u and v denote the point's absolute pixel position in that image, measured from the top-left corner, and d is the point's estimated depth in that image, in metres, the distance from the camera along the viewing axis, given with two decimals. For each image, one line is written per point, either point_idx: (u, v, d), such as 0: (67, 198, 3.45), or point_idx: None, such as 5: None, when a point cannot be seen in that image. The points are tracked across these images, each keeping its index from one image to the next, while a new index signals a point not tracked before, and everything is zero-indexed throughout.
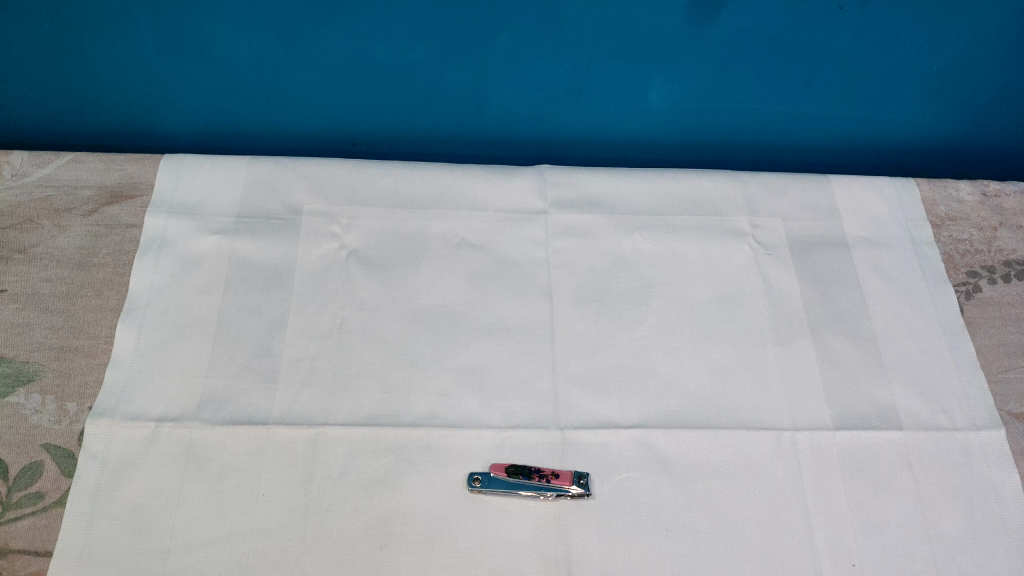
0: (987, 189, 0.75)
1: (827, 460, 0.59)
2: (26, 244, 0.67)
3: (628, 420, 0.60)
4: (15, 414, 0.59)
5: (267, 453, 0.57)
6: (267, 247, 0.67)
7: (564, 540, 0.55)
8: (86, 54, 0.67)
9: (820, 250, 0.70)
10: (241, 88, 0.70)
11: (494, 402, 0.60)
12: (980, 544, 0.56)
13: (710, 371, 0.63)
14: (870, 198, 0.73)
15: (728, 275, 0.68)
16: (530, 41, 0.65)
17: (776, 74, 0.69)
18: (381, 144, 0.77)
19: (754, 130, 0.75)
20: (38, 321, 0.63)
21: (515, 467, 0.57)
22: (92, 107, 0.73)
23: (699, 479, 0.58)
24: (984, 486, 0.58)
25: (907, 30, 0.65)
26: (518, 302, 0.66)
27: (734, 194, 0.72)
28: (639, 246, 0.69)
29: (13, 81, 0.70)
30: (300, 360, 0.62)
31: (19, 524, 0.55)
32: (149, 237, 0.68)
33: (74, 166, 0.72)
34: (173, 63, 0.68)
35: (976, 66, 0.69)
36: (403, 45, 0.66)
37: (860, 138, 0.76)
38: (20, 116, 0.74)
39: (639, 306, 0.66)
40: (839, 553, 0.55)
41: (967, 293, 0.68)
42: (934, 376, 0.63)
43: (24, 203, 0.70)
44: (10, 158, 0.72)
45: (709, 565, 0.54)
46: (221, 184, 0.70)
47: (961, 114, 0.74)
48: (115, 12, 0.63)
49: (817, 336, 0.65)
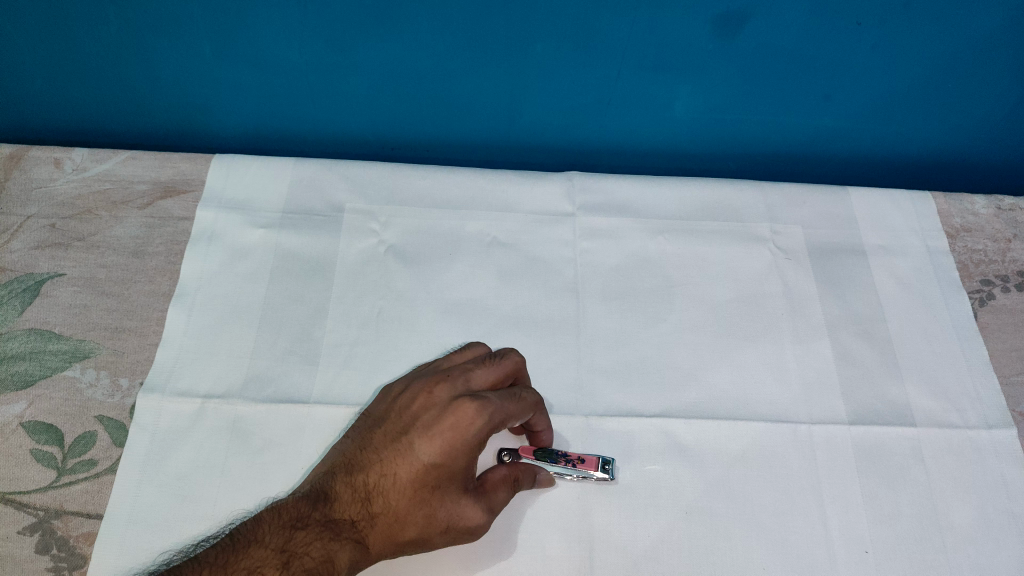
0: (1002, 203, 0.77)
1: (843, 453, 0.61)
2: (85, 233, 0.72)
3: (650, 410, 0.63)
4: (71, 387, 0.63)
5: (306, 430, 0.61)
6: (311, 240, 0.71)
7: (586, 518, 0.57)
8: (147, 57, 0.72)
9: (839, 256, 0.72)
10: (289, 93, 0.75)
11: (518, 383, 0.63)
12: (991, 537, 0.58)
13: (731, 368, 0.65)
14: (888, 210, 0.75)
15: (749, 278, 0.71)
16: (562, 51, 0.69)
17: (798, 88, 0.72)
18: (418, 149, 0.82)
19: (775, 141, 0.79)
20: (95, 303, 0.67)
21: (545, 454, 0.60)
22: (150, 108, 0.77)
23: (717, 467, 0.60)
24: (995, 481, 0.60)
25: (924, 48, 0.68)
26: (548, 298, 0.69)
27: (756, 202, 0.75)
28: (664, 248, 0.72)
29: (78, 82, 0.75)
30: (340, 345, 0.65)
31: (73, 489, 0.58)
32: (200, 229, 0.72)
33: (131, 162, 0.76)
34: (227, 67, 0.72)
35: (990, 83, 0.72)
36: (443, 54, 0.70)
37: (878, 150, 0.79)
38: (82, 115, 0.79)
39: (662, 304, 0.69)
40: (853, 540, 0.57)
41: (980, 299, 0.71)
42: (949, 377, 0.66)
43: (83, 195, 0.74)
44: (72, 155, 0.76)
45: (726, 547, 0.57)
46: (268, 182, 0.75)
47: (976, 128, 0.77)
48: (177, 19, 0.68)
49: (834, 336, 0.68)
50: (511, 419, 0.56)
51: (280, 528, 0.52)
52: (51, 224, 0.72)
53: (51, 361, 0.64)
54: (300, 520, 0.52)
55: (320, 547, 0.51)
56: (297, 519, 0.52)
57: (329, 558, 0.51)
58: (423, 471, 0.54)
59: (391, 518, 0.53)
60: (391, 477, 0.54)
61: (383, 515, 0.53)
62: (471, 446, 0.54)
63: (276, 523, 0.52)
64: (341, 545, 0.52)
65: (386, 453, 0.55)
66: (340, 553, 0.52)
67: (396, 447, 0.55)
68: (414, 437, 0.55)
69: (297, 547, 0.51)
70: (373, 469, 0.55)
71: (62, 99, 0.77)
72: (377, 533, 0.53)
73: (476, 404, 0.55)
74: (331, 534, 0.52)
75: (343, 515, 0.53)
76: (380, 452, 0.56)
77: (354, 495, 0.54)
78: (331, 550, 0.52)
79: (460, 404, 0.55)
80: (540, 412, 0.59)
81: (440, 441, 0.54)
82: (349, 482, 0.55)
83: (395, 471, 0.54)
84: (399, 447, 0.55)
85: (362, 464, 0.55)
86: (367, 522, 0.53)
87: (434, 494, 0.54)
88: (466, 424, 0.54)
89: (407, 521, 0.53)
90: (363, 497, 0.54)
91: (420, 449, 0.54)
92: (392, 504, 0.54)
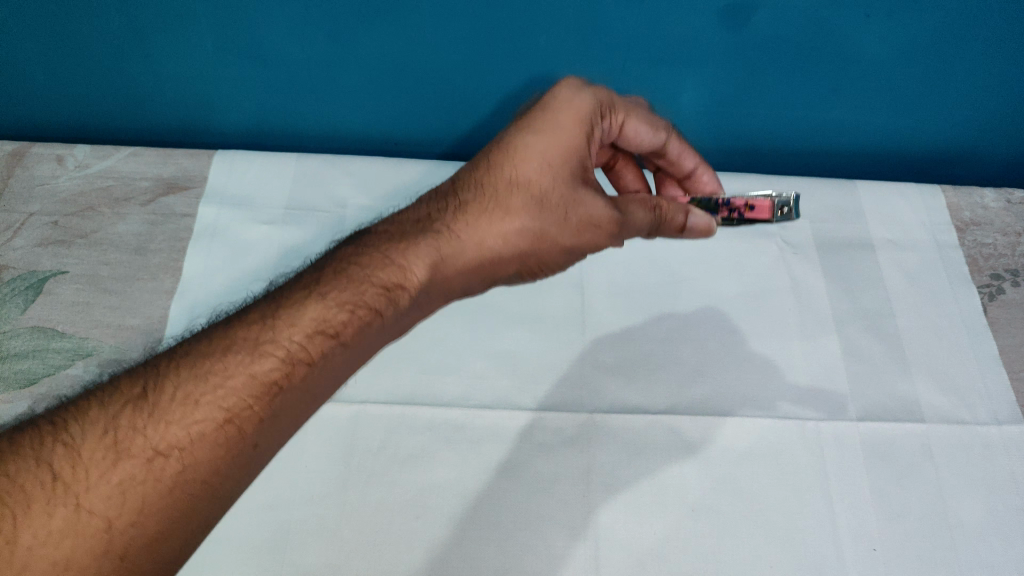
0: (1013, 196, 0.76)
1: (851, 449, 0.61)
2: (87, 230, 0.71)
3: (655, 406, 0.62)
4: (73, 385, 0.62)
5: (310, 428, 0.60)
6: (314, 236, 0.71)
7: (592, 516, 0.57)
8: (149, 54, 0.71)
9: (846, 251, 0.72)
10: (293, 88, 0.74)
11: (668, 186, 0.69)
12: (1002, 535, 0.57)
13: (738, 363, 0.65)
14: (896, 204, 0.75)
15: (757, 272, 0.70)
16: (567, 44, 0.68)
17: (806, 80, 0.72)
18: (423, 144, 0.81)
19: (783, 134, 0.78)
20: (97, 300, 0.67)
21: (701, 200, 0.59)
22: (153, 105, 0.77)
23: (724, 463, 0.60)
24: (1005, 477, 0.60)
25: (934, 40, 0.67)
26: (551, 293, 0.68)
27: (763, 197, 0.75)
28: (670, 243, 0.72)
29: (80, 77, 0.74)
30: None
31: None
32: (202, 225, 0.72)
33: (133, 159, 0.76)
34: (229, 64, 0.72)
35: (1000, 77, 0.70)
36: (447, 48, 0.69)
37: (886, 142, 0.79)
38: (85, 112, 0.78)
39: (669, 300, 0.68)
40: (861, 537, 0.57)
41: (990, 295, 0.70)
42: (957, 372, 0.65)
43: (85, 192, 0.74)
44: (74, 152, 0.76)
45: (732, 545, 0.56)
46: (272, 178, 0.75)
47: (987, 121, 0.75)
48: (177, 15, 0.67)
49: (842, 332, 0.67)
50: (620, 107, 0.59)
51: (329, 256, 0.53)
52: (52, 222, 0.72)
53: (53, 359, 0.63)
54: (369, 233, 0.54)
55: (389, 252, 0.52)
56: (364, 233, 0.55)
57: (399, 265, 0.51)
58: (532, 153, 0.56)
59: (483, 212, 0.55)
60: (484, 171, 0.56)
61: (469, 208, 0.55)
62: (573, 132, 0.56)
63: (331, 254, 0.53)
64: (420, 245, 0.53)
65: (482, 155, 0.58)
66: (412, 257, 0.52)
67: (490, 145, 0.58)
68: (512, 130, 0.57)
69: (351, 261, 0.51)
70: (462, 179, 0.57)
71: (63, 96, 0.76)
72: (466, 225, 0.54)
73: (573, 88, 0.58)
74: (402, 241, 0.53)
75: (423, 221, 0.55)
76: (476, 156, 0.58)
77: (437, 203, 0.56)
78: (404, 255, 0.52)
79: (560, 96, 0.58)
80: (675, 139, 0.63)
81: (543, 131, 0.57)
82: (435, 194, 0.57)
83: (493, 163, 0.56)
84: (497, 142, 0.57)
85: (448, 181, 0.58)
86: (452, 224, 0.54)
87: (534, 179, 0.55)
88: (574, 112, 0.57)
89: (501, 215, 0.55)
90: (448, 205, 0.56)
91: (526, 132, 0.56)
92: (479, 204, 0.55)
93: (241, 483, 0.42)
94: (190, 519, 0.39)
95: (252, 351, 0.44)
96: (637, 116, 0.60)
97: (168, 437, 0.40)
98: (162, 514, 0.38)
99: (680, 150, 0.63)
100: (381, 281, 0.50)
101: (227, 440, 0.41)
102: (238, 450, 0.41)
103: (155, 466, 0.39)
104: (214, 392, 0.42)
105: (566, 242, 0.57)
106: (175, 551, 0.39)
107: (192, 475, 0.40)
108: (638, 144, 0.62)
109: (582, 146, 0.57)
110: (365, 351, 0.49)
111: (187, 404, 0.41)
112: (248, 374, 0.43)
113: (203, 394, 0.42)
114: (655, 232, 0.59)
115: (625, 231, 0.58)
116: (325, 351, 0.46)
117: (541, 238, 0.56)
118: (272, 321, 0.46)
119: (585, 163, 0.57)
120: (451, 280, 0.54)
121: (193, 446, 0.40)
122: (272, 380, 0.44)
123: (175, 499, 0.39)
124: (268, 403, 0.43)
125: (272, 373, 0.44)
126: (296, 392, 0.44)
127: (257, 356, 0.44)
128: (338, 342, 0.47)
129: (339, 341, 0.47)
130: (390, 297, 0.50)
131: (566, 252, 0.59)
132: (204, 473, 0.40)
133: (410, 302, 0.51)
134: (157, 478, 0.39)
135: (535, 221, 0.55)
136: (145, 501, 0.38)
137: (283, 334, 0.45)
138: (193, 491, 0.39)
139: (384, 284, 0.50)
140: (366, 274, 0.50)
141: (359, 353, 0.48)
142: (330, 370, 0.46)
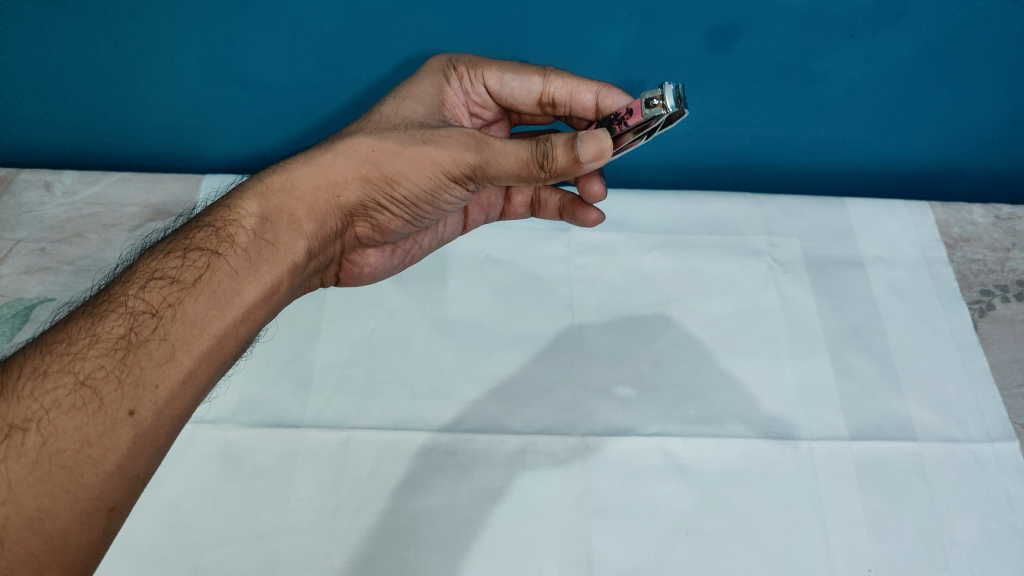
0: (1001, 213, 0.76)
1: (843, 469, 0.60)
2: (74, 257, 0.71)
3: (647, 428, 0.62)
4: None
5: (299, 454, 0.60)
6: None
7: (585, 541, 0.57)
8: (136, 81, 0.71)
9: (836, 270, 0.72)
10: (283, 111, 0.75)
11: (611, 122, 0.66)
12: (996, 553, 0.57)
13: (729, 383, 0.65)
14: (885, 221, 0.75)
15: (746, 292, 0.70)
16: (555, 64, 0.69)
17: (791, 101, 0.72)
18: None
19: (770, 154, 0.78)
20: None
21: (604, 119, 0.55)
22: (138, 133, 0.77)
23: (716, 485, 0.59)
24: (998, 495, 0.59)
25: (918, 59, 0.68)
26: (541, 315, 0.68)
27: (752, 216, 0.75)
28: (659, 263, 0.71)
29: (66, 106, 0.74)
30: (332, 367, 0.64)
31: None
32: None
33: (120, 185, 0.76)
34: (219, 89, 0.72)
35: (986, 95, 0.71)
36: None
37: (873, 161, 0.79)
38: (68, 141, 0.78)
39: (659, 320, 0.68)
40: (854, 559, 0.57)
41: (980, 310, 0.70)
42: (950, 390, 0.65)
43: (72, 218, 0.74)
44: (62, 178, 0.76)
45: (726, 568, 0.56)
46: None
47: (972, 139, 0.76)
48: (166, 40, 0.67)
49: (834, 351, 0.67)
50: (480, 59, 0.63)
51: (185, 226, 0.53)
52: (39, 249, 0.71)
53: None
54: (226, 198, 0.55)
55: (229, 200, 0.52)
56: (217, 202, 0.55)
57: (236, 209, 0.51)
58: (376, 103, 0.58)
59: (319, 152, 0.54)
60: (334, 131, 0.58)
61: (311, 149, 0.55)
62: (406, 101, 0.59)
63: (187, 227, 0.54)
64: (252, 189, 0.52)
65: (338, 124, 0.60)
66: (252, 202, 0.51)
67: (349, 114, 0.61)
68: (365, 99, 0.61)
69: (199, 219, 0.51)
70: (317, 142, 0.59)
71: (47, 125, 0.76)
72: (301, 164, 0.53)
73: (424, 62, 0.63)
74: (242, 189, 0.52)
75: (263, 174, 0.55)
76: None
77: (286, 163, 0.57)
78: (236, 202, 0.51)
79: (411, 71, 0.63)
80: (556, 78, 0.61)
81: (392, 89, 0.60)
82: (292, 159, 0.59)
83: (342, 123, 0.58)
84: None
85: None
86: (286, 166, 0.54)
87: (364, 126, 0.56)
88: (421, 76, 0.61)
89: (337, 147, 0.54)
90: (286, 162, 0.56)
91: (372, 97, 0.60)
92: (317, 148, 0.55)
93: (124, 449, 0.40)
94: (71, 492, 0.38)
95: (93, 316, 0.44)
96: (490, 71, 0.62)
97: (22, 410, 0.40)
98: (35, 492, 0.38)
99: (567, 88, 0.61)
100: (222, 228, 0.49)
101: (85, 405, 0.40)
102: (97, 410, 0.40)
103: (14, 442, 0.39)
104: (61, 362, 0.42)
105: (418, 162, 0.54)
106: (65, 528, 0.38)
107: (57, 446, 0.39)
108: (521, 94, 0.63)
109: (424, 103, 0.59)
110: (224, 296, 0.46)
111: (37, 377, 0.41)
112: (91, 337, 0.43)
113: (50, 364, 0.41)
114: (549, 159, 0.52)
115: (489, 149, 0.53)
116: (168, 301, 0.45)
117: (383, 160, 0.54)
118: (119, 288, 0.46)
119: (433, 112, 0.59)
120: (296, 211, 0.52)
121: (52, 415, 0.40)
122: (120, 336, 0.43)
123: (46, 473, 0.38)
124: (118, 359, 0.42)
125: (115, 331, 0.43)
126: (147, 342, 0.43)
127: (98, 319, 0.44)
128: (180, 293, 0.45)
129: (179, 286, 0.46)
130: (225, 233, 0.49)
131: (429, 174, 0.54)
132: (72, 441, 0.39)
133: (251, 239, 0.49)
134: (20, 453, 0.38)
135: (370, 145, 0.54)
136: (13, 477, 0.38)
137: (124, 297, 0.45)
138: (64, 463, 0.39)
139: (225, 229, 0.49)
140: (202, 227, 0.50)
141: (215, 287, 0.46)
142: (180, 312, 0.45)
